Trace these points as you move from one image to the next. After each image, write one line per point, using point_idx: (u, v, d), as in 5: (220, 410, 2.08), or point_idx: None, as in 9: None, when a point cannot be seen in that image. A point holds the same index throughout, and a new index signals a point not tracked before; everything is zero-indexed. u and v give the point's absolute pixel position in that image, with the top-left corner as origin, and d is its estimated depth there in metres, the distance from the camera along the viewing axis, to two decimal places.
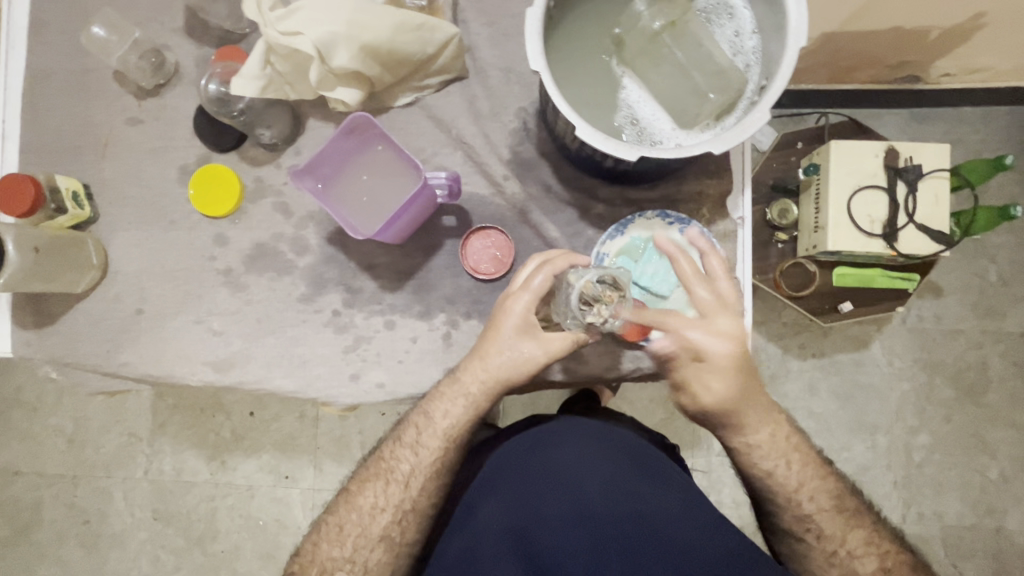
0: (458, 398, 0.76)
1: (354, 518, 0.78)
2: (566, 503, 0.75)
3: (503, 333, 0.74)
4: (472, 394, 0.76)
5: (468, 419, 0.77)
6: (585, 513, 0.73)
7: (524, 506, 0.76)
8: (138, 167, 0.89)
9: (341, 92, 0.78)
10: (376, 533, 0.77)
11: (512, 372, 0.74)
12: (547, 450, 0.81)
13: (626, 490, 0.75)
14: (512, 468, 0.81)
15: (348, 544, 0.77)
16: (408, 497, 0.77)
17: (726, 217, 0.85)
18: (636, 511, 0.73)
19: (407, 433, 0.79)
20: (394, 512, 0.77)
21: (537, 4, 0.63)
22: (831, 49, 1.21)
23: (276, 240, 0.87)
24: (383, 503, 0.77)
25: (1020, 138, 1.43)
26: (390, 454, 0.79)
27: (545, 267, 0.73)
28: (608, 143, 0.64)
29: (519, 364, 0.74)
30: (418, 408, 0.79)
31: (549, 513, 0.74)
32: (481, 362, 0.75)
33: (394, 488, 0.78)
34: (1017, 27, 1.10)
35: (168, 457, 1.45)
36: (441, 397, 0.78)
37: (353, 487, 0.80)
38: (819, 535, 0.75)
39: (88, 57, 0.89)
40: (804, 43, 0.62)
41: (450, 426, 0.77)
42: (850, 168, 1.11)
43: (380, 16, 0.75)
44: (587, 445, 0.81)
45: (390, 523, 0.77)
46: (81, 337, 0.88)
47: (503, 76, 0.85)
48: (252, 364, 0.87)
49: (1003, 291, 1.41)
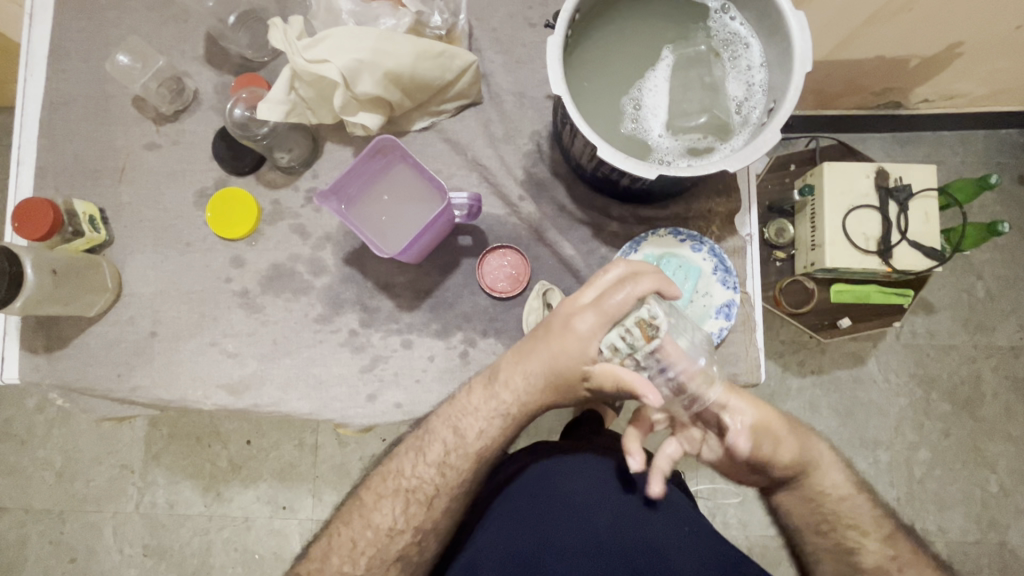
0: (490, 414, 0.74)
1: (369, 536, 0.76)
2: (576, 534, 0.80)
3: (552, 351, 0.70)
4: (511, 414, 0.73)
5: (497, 438, 0.74)
6: (595, 546, 0.80)
7: (532, 534, 0.81)
8: (156, 190, 0.90)
9: (363, 117, 0.80)
10: (394, 553, 0.75)
11: (558, 389, 0.71)
12: (552, 482, 0.82)
13: (635, 521, 0.80)
14: (522, 498, 0.82)
15: (362, 562, 0.75)
16: (430, 518, 0.75)
17: (735, 233, 0.88)
18: (644, 541, 0.79)
19: (432, 451, 0.76)
20: (414, 533, 0.75)
21: (558, 32, 0.66)
22: (821, 76, 1.27)
23: (293, 260, 0.88)
24: (402, 523, 0.75)
25: (996, 160, 1.50)
26: (410, 470, 0.76)
27: (626, 284, 0.66)
28: (627, 163, 0.66)
29: (569, 386, 0.70)
30: (446, 421, 0.76)
31: (559, 542, 0.80)
32: (521, 377, 0.72)
33: (415, 509, 0.75)
34: (991, 55, 1.16)
35: (162, 488, 1.41)
36: (473, 413, 0.74)
37: (368, 501, 0.77)
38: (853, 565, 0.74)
39: (108, 84, 0.91)
40: (810, 69, 0.65)
41: (483, 447, 0.75)
42: (843, 189, 1.15)
43: (403, 45, 0.78)
44: (594, 476, 0.82)
45: (409, 543, 0.76)
46: (91, 361, 0.87)
47: (517, 101, 0.88)
48: (268, 386, 0.86)
49: (992, 306, 1.46)
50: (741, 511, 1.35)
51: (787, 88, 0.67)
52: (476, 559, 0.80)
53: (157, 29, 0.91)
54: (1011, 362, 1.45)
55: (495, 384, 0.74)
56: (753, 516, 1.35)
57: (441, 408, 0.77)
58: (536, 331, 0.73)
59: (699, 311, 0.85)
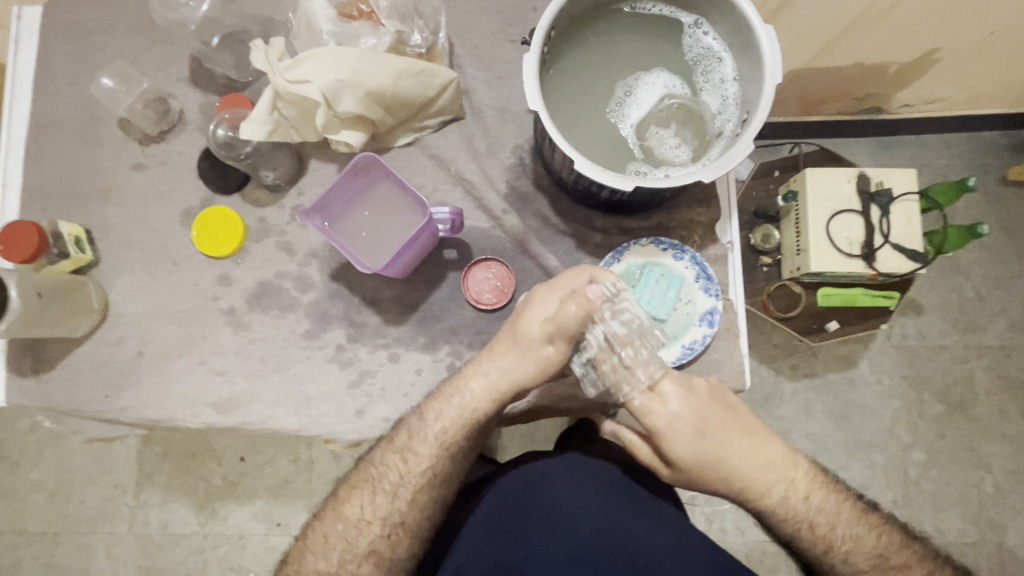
0: (456, 400, 0.74)
1: (340, 530, 0.76)
2: (560, 545, 0.80)
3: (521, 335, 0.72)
4: (470, 397, 0.74)
5: (462, 423, 0.74)
6: (580, 556, 0.79)
7: (517, 546, 0.80)
8: (143, 210, 0.90)
9: (346, 135, 0.81)
10: (363, 548, 0.75)
11: (527, 362, 0.72)
12: (536, 491, 0.83)
13: (617, 530, 0.80)
14: (508, 508, 0.82)
15: (335, 558, 0.76)
16: (397, 510, 0.76)
17: (717, 241, 0.89)
18: (626, 549, 0.79)
19: (398, 438, 0.77)
20: (382, 526, 0.75)
21: (533, 50, 0.67)
22: (801, 84, 1.29)
23: (280, 277, 0.89)
24: (370, 515, 0.76)
25: (979, 161, 1.52)
26: (379, 459, 0.78)
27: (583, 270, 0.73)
28: (603, 175, 0.68)
29: (534, 360, 0.72)
30: (413, 410, 0.78)
31: (544, 553, 0.79)
32: (484, 361, 0.75)
33: (382, 500, 0.76)
34: (967, 60, 1.19)
35: (155, 507, 1.40)
36: (445, 399, 0.75)
37: (342, 495, 0.78)
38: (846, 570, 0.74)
39: (95, 106, 0.92)
40: (780, 82, 0.67)
41: (442, 431, 0.75)
42: (826, 195, 1.17)
43: (383, 64, 0.79)
44: (575, 481, 0.83)
45: (378, 537, 0.75)
46: (79, 382, 0.87)
47: (499, 116, 0.90)
48: (256, 403, 0.86)
49: (980, 305, 1.47)
50: (738, 517, 1.36)
51: (760, 100, 0.69)
52: (460, 570, 0.79)
53: (143, 52, 0.92)
54: (1000, 362, 1.46)
55: (462, 372, 0.76)
56: (748, 521, 1.35)
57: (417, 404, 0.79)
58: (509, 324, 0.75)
59: (681, 321, 0.86)
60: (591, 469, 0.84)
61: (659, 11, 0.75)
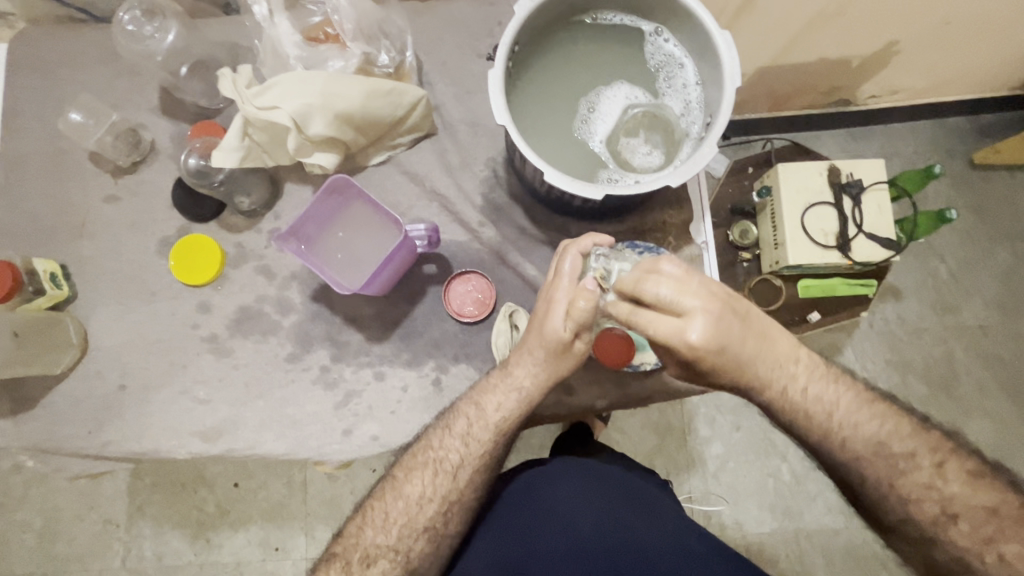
0: (512, 388, 0.78)
1: (401, 506, 0.76)
2: (562, 541, 0.81)
3: (542, 326, 0.75)
4: (526, 388, 0.78)
5: (521, 412, 0.78)
6: (580, 550, 0.81)
7: (519, 545, 0.81)
8: (117, 242, 0.90)
9: (319, 157, 0.82)
10: (421, 524, 0.76)
11: (563, 359, 0.76)
12: (536, 491, 0.85)
13: (617, 524, 0.83)
14: (509, 509, 0.85)
15: (393, 532, 0.76)
16: (456, 488, 0.77)
17: (691, 242, 0.91)
18: (625, 541, 0.81)
19: (458, 424, 0.78)
20: (442, 503, 0.76)
21: (498, 66, 0.68)
22: (769, 81, 1.31)
23: (260, 302, 0.89)
24: (431, 493, 0.76)
25: (948, 147, 1.55)
26: (438, 442, 0.78)
27: (571, 251, 0.75)
28: (573, 185, 0.69)
29: (568, 356, 0.76)
30: (467, 399, 0.80)
31: (544, 548, 0.81)
32: (527, 350, 0.78)
33: (443, 479, 0.77)
34: (927, 49, 1.22)
35: (149, 540, 1.38)
36: (496, 388, 0.79)
37: (399, 475, 0.78)
38: (898, 490, 0.72)
39: (63, 141, 0.91)
40: (739, 85, 0.69)
41: (502, 419, 0.78)
42: (798, 189, 1.20)
43: (352, 85, 0.80)
44: (576, 481, 0.86)
45: (436, 513, 0.76)
46: (59, 420, 0.86)
47: (470, 130, 0.91)
48: (242, 430, 0.86)
49: (956, 288, 1.51)
50: (735, 510, 1.37)
51: (722, 104, 0.71)
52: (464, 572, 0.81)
53: (109, 83, 0.92)
54: (979, 341, 1.49)
55: (509, 363, 0.80)
56: (745, 513, 1.36)
57: (467, 392, 0.81)
58: (532, 315, 0.78)
59: None
60: (588, 467, 0.89)
61: (619, 21, 0.77)
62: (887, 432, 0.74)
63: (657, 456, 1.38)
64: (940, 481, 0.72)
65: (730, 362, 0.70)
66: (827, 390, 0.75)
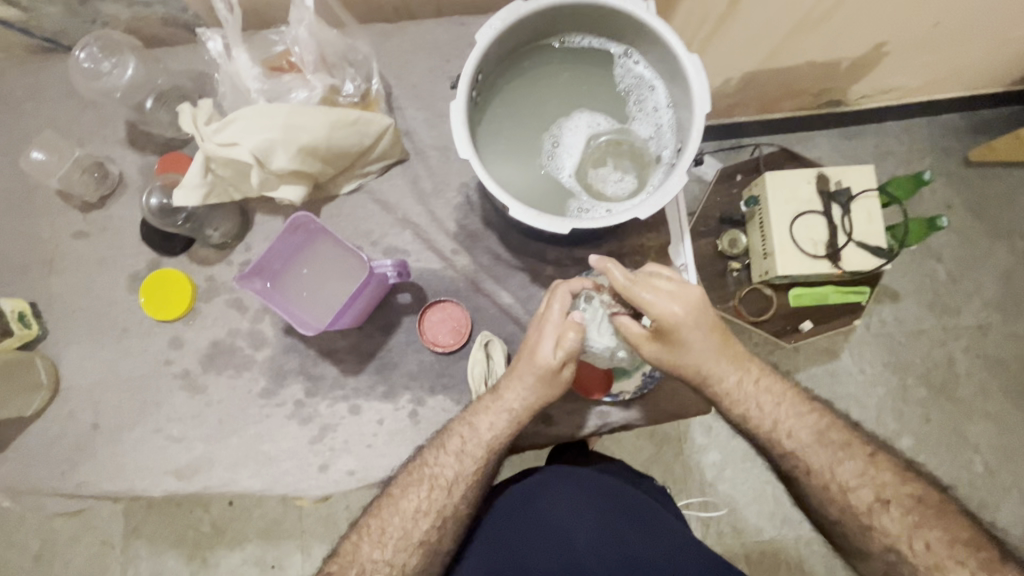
0: (502, 409, 0.77)
1: (396, 522, 0.74)
2: (554, 555, 0.79)
3: (531, 355, 0.75)
4: (516, 410, 0.77)
5: (513, 432, 0.77)
6: (573, 565, 0.78)
7: (511, 557, 0.79)
8: (88, 278, 0.89)
9: (285, 190, 0.80)
10: (417, 539, 0.74)
11: (552, 386, 0.76)
12: (532, 506, 0.83)
13: (614, 539, 0.79)
14: (503, 521, 0.83)
15: (389, 547, 0.74)
16: (452, 504, 0.75)
17: (670, 263, 0.89)
18: (623, 556, 0.78)
19: (451, 442, 0.77)
20: (436, 518, 0.75)
21: (459, 98, 0.67)
22: (754, 87, 1.29)
23: (232, 336, 0.87)
24: (425, 508, 0.75)
25: (943, 145, 1.52)
26: (434, 458, 0.76)
27: (560, 289, 0.76)
28: (540, 220, 0.67)
29: (553, 385, 0.76)
30: (461, 418, 0.78)
31: (536, 561, 0.78)
32: (515, 375, 0.77)
33: (438, 494, 0.75)
34: (915, 49, 1.19)
35: (146, 560, 1.37)
36: (488, 408, 0.77)
37: (395, 491, 0.76)
38: (833, 484, 0.72)
39: (30, 177, 0.90)
40: (710, 110, 0.67)
41: (495, 437, 0.76)
42: (785, 198, 1.17)
43: (316, 117, 0.78)
44: (574, 496, 0.83)
45: (431, 528, 0.74)
46: (35, 461, 0.85)
47: (442, 155, 0.89)
48: (216, 468, 0.85)
49: (953, 288, 1.48)
50: (733, 520, 1.34)
51: (692, 128, 0.69)
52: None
53: (75, 117, 0.91)
54: (979, 341, 1.47)
55: (500, 383, 0.78)
56: (743, 523, 1.34)
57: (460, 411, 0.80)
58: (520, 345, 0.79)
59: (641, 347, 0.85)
60: (586, 480, 0.85)
61: (588, 43, 0.74)
62: (825, 425, 0.75)
63: (651, 468, 1.36)
64: (874, 471, 0.72)
65: (702, 350, 0.74)
66: (768, 384, 0.77)
